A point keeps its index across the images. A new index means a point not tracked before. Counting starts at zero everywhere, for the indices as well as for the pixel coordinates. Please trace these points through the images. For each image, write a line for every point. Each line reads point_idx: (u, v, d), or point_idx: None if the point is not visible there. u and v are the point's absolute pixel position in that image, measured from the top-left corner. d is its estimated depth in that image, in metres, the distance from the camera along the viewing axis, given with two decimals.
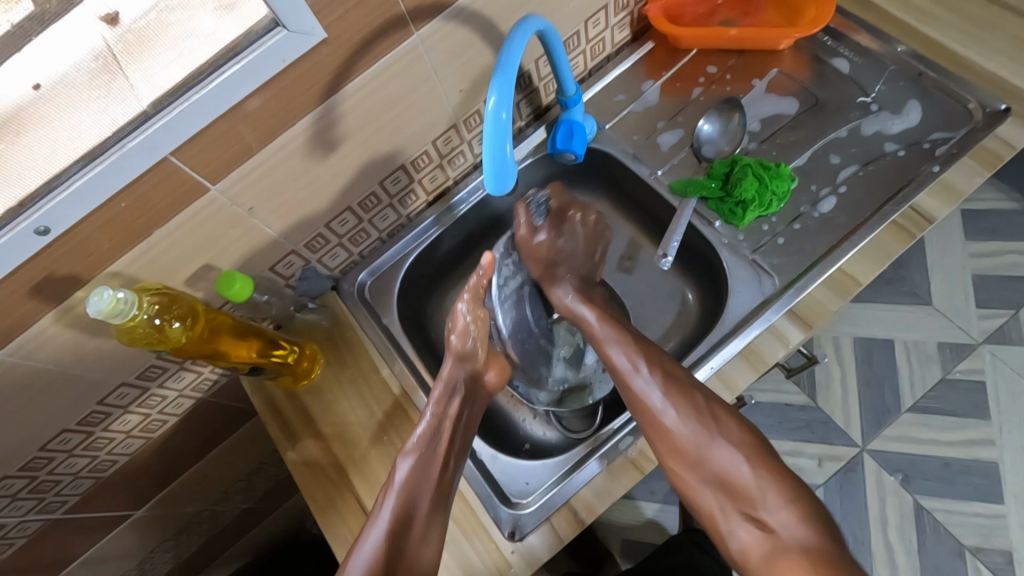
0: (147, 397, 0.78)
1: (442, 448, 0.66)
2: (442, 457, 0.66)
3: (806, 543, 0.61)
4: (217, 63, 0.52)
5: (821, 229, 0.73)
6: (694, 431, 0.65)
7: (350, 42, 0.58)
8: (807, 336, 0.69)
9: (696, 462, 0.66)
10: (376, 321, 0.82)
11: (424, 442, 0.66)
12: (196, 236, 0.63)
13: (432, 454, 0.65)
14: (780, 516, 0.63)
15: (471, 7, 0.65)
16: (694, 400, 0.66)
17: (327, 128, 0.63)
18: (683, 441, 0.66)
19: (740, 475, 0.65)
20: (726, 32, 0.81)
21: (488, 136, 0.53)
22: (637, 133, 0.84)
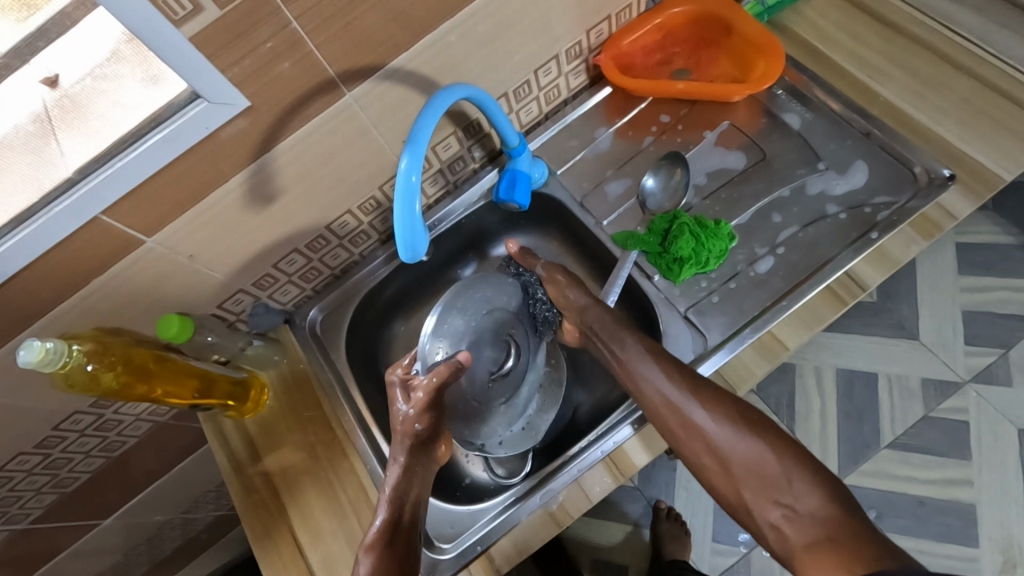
0: (103, 422, 0.82)
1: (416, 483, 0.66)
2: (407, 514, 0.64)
3: (826, 518, 0.53)
4: (139, 132, 0.54)
5: (755, 289, 0.73)
6: (709, 425, 0.61)
7: (279, 106, 0.60)
8: (730, 400, 0.70)
9: (700, 447, 0.61)
10: (324, 357, 0.85)
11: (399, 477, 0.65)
12: (137, 282, 0.66)
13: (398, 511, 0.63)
14: (796, 490, 0.55)
15: (406, 67, 0.66)
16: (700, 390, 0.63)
17: (263, 182, 0.66)
18: (689, 438, 0.61)
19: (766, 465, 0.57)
20: (676, 85, 0.82)
21: (398, 200, 0.55)
22: (587, 180, 0.85)
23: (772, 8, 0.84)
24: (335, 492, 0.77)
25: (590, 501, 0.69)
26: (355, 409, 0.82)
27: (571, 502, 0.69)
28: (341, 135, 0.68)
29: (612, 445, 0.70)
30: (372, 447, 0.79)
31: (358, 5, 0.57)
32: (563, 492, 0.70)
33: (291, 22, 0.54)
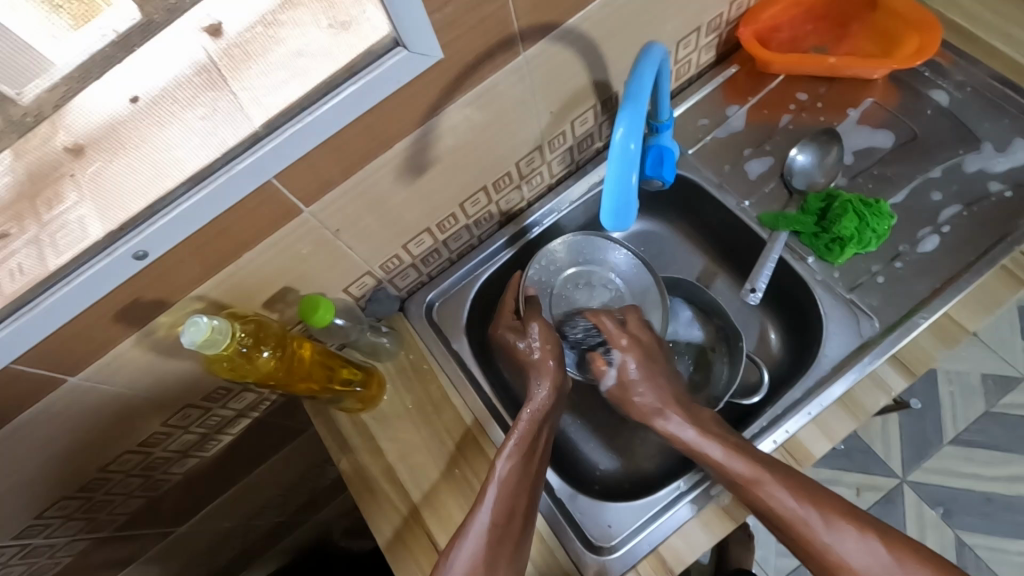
0: (207, 418, 0.75)
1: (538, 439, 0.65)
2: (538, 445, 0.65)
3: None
4: (333, 83, 0.49)
5: (923, 269, 0.70)
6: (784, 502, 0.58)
7: (461, 63, 0.55)
8: (909, 385, 0.66)
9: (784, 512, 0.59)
10: (445, 345, 0.79)
11: (522, 446, 0.63)
12: (281, 258, 0.60)
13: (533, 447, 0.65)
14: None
15: (578, 28, 0.62)
16: (782, 472, 0.59)
17: (422, 151, 0.61)
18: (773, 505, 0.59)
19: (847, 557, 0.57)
20: (820, 60, 0.78)
21: (613, 167, 0.50)
22: (723, 159, 0.81)
23: None
24: (473, 490, 0.71)
25: None
26: (485, 401, 0.76)
27: None
28: (503, 101, 0.63)
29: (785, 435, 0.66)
30: None
31: None
32: None
33: None
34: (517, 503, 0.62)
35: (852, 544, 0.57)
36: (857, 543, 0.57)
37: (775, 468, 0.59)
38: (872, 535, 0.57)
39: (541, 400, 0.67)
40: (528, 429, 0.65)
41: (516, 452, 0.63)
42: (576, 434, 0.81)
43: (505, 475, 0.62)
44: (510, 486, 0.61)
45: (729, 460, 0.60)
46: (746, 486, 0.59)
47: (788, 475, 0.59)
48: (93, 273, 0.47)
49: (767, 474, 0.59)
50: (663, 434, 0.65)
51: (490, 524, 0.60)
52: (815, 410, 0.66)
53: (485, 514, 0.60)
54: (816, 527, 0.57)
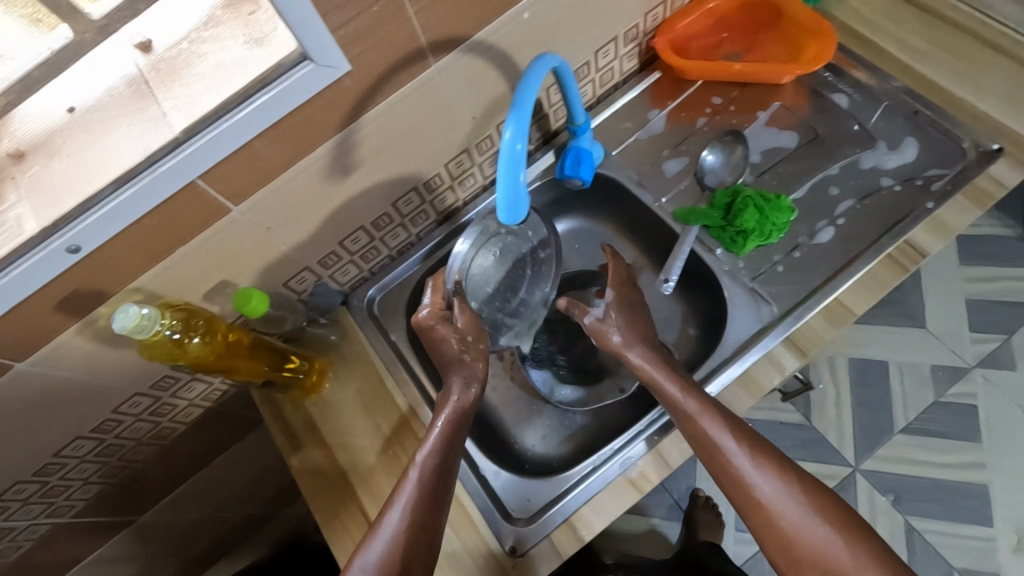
0: (159, 406, 0.80)
1: (454, 446, 0.68)
2: (453, 449, 0.68)
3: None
4: (247, 93, 0.54)
5: (819, 258, 0.76)
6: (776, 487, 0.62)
7: (372, 74, 0.60)
8: (802, 363, 0.71)
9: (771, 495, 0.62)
10: (385, 336, 0.84)
11: (434, 455, 0.66)
12: (217, 253, 0.65)
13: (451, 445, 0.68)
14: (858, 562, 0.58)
15: (487, 41, 0.67)
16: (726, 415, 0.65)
17: (345, 153, 0.66)
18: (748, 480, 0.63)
19: (838, 551, 0.59)
20: (730, 67, 0.84)
21: (503, 165, 0.55)
22: (643, 160, 0.87)
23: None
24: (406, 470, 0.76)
25: (670, 467, 0.70)
26: (420, 389, 0.81)
27: (650, 469, 0.70)
28: (421, 107, 0.68)
29: None
30: None
31: None
32: (639, 459, 0.71)
33: None
34: (430, 510, 0.64)
35: (767, 480, 0.62)
36: (773, 479, 0.62)
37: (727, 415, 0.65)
38: (785, 472, 0.63)
39: (457, 405, 0.70)
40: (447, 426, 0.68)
41: (439, 447, 0.67)
42: (509, 418, 0.86)
43: (419, 475, 0.65)
44: (421, 488, 0.64)
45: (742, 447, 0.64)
46: (705, 420, 0.65)
47: (733, 420, 0.65)
48: (29, 265, 0.52)
49: (713, 412, 0.65)
50: (701, 438, 0.64)
51: (401, 527, 0.62)
52: (717, 389, 0.72)
53: (394, 518, 0.63)
54: (744, 463, 0.63)
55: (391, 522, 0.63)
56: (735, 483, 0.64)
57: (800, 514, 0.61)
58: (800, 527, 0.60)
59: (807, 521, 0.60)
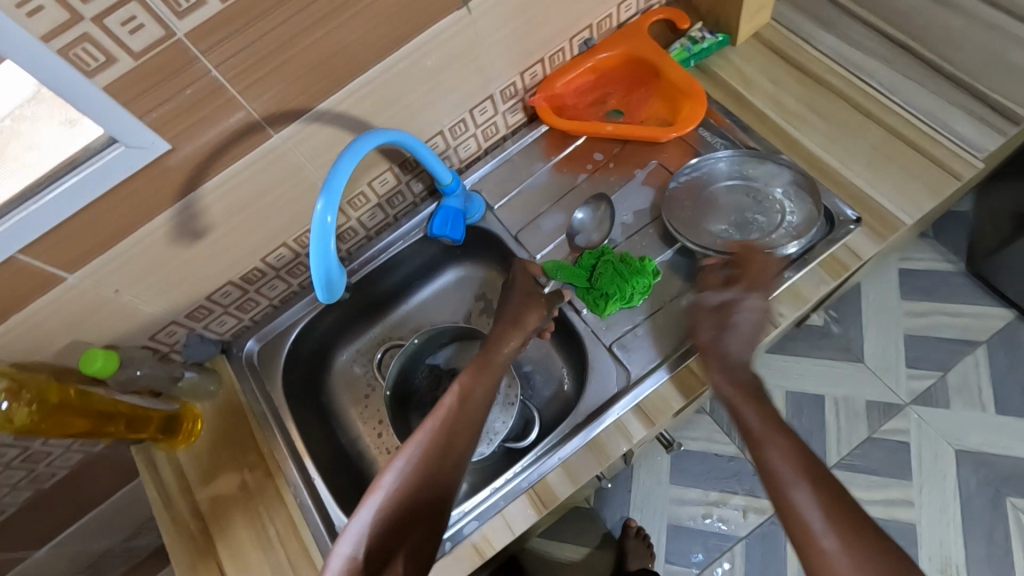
0: (30, 453, 0.81)
1: (459, 422, 0.67)
2: (461, 428, 0.67)
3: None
4: (56, 174, 0.55)
5: (676, 323, 0.76)
6: (803, 491, 0.57)
7: (201, 149, 0.61)
8: (648, 431, 0.72)
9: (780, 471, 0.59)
10: (259, 387, 0.85)
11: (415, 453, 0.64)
12: (58, 318, 0.66)
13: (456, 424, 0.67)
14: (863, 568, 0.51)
15: (335, 109, 0.68)
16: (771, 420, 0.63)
17: (191, 219, 0.67)
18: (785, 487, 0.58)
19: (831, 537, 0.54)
20: (604, 127, 0.86)
21: (313, 241, 0.56)
22: (523, 215, 0.88)
23: (698, 54, 0.88)
24: (263, 525, 0.77)
25: (512, 533, 0.70)
26: (289, 443, 0.81)
27: (493, 534, 0.70)
28: (270, 173, 0.69)
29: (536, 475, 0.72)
30: (303, 477, 0.79)
31: (281, 53, 0.59)
32: (483, 524, 0.71)
33: (210, 71, 0.55)
34: (409, 508, 0.61)
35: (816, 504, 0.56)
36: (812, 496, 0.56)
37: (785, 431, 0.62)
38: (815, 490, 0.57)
39: (466, 378, 0.71)
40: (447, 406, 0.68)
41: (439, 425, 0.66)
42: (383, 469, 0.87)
43: (409, 456, 0.64)
44: (413, 467, 0.63)
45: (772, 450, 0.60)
46: (753, 439, 0.62)
47: (765, 420, 0.63)
48: None
49: (776, 436, 0.61)
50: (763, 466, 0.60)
51: (366, 531, 0.59)
52: (564, 455, 0.72)
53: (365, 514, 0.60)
54: (784, 473, 0.58)
55: (374, 500, 0.61)
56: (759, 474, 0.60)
57: (805, 506, 0.56)
58: (809, 517, 0.55)
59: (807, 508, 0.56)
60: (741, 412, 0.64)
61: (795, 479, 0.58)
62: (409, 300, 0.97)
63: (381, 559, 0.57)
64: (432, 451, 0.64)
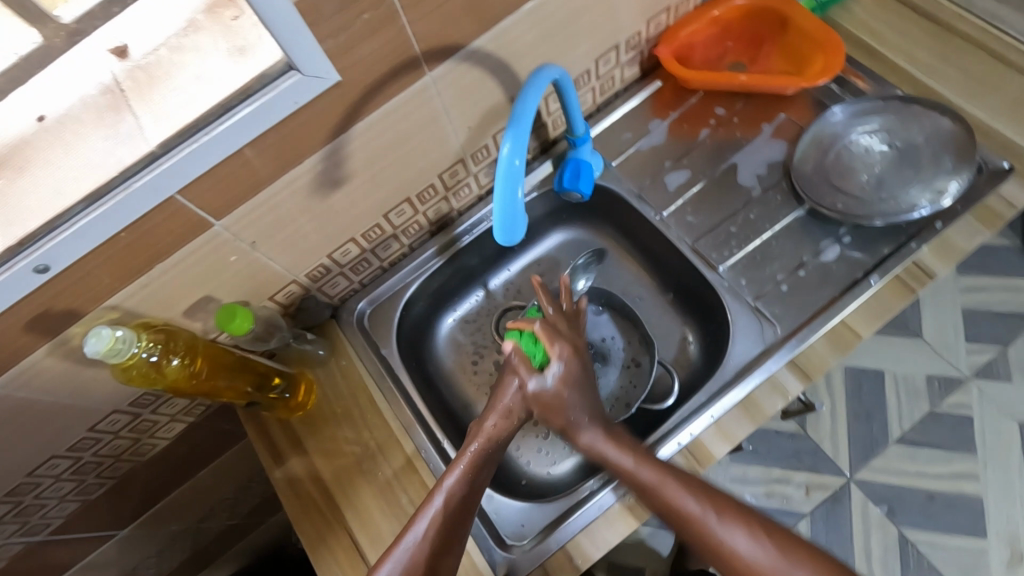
0: (139, 423, 0.77)
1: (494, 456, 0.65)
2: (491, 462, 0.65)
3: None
4: (228, 105, 0.51)
5: (822, 279, 0.74)
6: (751, 548, 0.56)
7: (363, 84, 0.57)
8: (806, 387, 0.69)
9: (736, 544, 0.56)
10: (374, 351, 0.81)
11: (465, 475, 0.63)
12: (198, 269, 0.62)
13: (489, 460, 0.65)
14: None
15: (484, 48, 0.65)
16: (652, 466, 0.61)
17: (334, 166, 0.63)
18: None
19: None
20: (735, 78, 0.82)
21: (500, 182, 0.52)
22: (644, 173, 0.85)
23: (823, 5, 0.85)
24: (394, 493, 0.74)
25: None
26: (412, 407, 0.78)
27: None
28: (413, 118, 0.65)
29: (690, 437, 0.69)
30: (432, 442, 0.76)
31: None
32: None
33: None
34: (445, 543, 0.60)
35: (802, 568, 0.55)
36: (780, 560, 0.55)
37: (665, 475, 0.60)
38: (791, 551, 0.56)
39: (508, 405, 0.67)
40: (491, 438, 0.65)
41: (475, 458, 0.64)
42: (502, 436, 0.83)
43: (444, 500, 0.61)
44: (450, 509, 0.61)
45: (718, 519, 0.57)
46: (657, 492, 0.60)
47: (690, 478, 0.60)
48: None
49: (671, 479, 0.60)
50: (665, 512, 0.59)
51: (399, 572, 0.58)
52: (718, 414, 0.70)
53: (419, 532, 0.60)
54: (686, 508, 0.58)
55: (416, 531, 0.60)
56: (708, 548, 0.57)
57: (763, 563, 0.55)
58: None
59: (736, 546, 0.56)
60: (614, 460, 0.63)
61: (738, 538, 0.56)
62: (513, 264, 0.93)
63: None
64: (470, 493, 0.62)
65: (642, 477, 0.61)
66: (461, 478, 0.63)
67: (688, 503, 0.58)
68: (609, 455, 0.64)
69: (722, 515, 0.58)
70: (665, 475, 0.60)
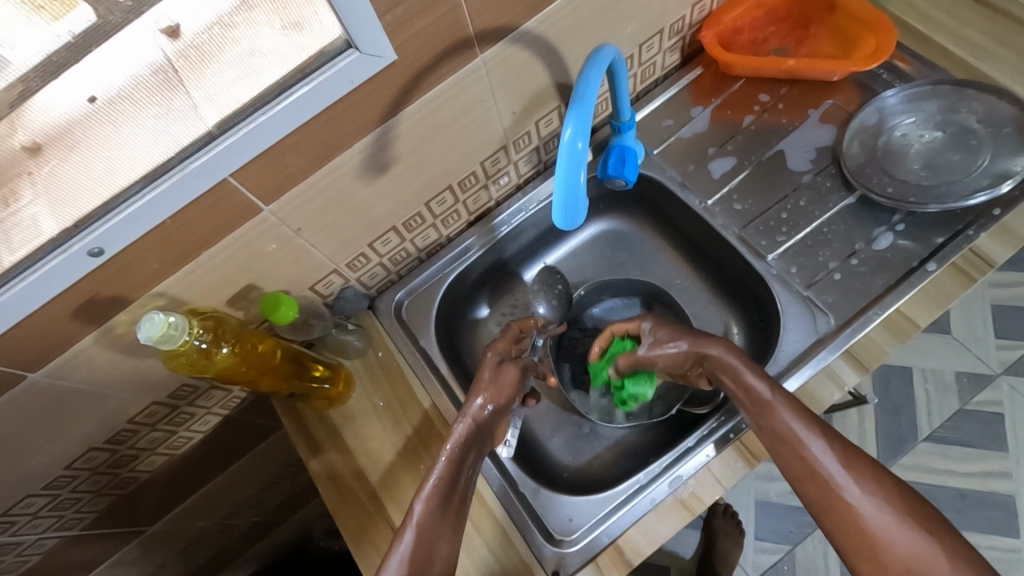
0: (175, 415, 0.76)
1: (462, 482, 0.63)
2: (461, 486, 0.63)
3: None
4: (287, 84, 0.51)
5: (877, 267, 0.72)
6: (892, 525, 0.52)
7: (417, 65, 0.56)
8: (862, 378, 0.68)
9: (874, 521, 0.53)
10: (412, 341, 0.80)
11: (433, 501, 0.61)
12: (246, 254, 0.61)
13: (457, 482, 0.63)
14: None
15: (535, 30, 0.63)
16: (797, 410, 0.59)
17: (381, 150, 0.62)
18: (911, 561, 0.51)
19: None
20: (783, 63, 0.80)
21: (561, 164, 0.51)
22: (687, 160, 0.83)
23: None
24: None
25: (724, 487, 0.66)
26: (453, 398, 0.77)
27: (703, 489, 0.66)
28: (461, 101, 0.64)
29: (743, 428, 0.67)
30: None
31: None
32: (690, 479, 0.66)
33: None
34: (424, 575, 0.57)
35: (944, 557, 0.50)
36: (880, 505, 0.53)
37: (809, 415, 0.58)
38: (899, 509, 0.53)
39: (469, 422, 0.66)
40: (450, 461, 0.63)
41: (438, 485, 0.61)
42: (542, 430, 0.82)
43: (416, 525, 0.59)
44: (420, 535, 0.59)
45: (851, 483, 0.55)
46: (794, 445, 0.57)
47: (816, 420, 0.58)
48: (50, 270, 0.48)
49: (815, 433, 0.57)
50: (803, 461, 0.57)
51: None
52: None
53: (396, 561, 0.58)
54: (830, 466, 0.56)
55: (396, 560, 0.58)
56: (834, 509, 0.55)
57: (904, 547, 0.51)
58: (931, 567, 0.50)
59: (880, 522, 0.53)
60: (748, 382, 0.61)
61: (879, 509, 0.53)
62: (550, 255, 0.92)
63: None
64: (441, 520, 0.60)
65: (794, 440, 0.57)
66: (426, 506, 0.60)
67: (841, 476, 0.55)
68: (735, 364, 0.62)
69: (835, 452, 0.57)
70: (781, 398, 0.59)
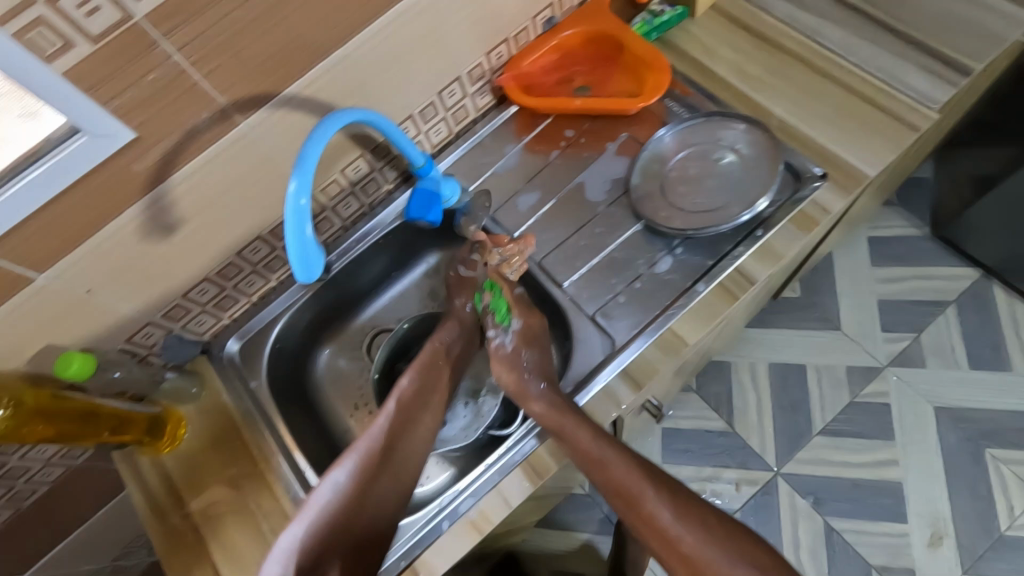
0: (9, 469, 0.79)
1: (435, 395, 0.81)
2: (418, 413, 0.79)
3: None
4: (21, 167, 0.55)
5: (656, 288, 0.77)
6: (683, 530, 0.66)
7: (168, 137, 0.61)
8: (636, 395, 0.73)
9: (688, 546, 0.65)
10: (243, 386, 0.84)
11: (397, 413, 0.78)
12: (33, 318, 0.64)
13: (413, 412, 0.79)
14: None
15: (302, 94, 0.68)
16: (655, 494, 0.69)
17: (161, 213, 0.66)
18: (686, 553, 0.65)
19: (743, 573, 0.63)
20: (571, 102, 0.86)
21: (289, 222, 0.56)
22: (499, 195, 0.88)
23: (659, 27, 0.89)
24: (257, 525, 0.75)
25: (510, 506, 0.70)
26: (277, 438, 0.80)
27: (491, 509, 0.70)
28: (239, 163, 0.68)
29: (530, 448, 0.73)
30: (296, 471, 0.78)
31: (240, 37, 0.58)
32: (481, 499, 0.71)
33: (172, 55, 0.55)
34: (373, 472, 0.73)
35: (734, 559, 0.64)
36: (697, 526, 0.66)
37: (623, 457, 0.71)
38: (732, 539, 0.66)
39: (426, 360, 0.83)
40: (407, 392, 0.80)
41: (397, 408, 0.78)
42: None
43: (382, 427, 0.77)
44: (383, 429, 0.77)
45: (672, 520, 0.67)
46: (624, 497, 0.69)
47: (636, 470, 0.71)
48: None
49: (647, 493, 0.69)
50: (644, 519, 0.68)
51: (340, 484, 0.72)
52: None
53: (336, 480, 0.72)
54: (646, 503, 0.68)
55: (338, 475, 0.73)
56: (660, 540, 0.67)
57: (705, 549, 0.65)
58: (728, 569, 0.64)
59: (689, 548, 0.65)
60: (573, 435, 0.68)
61: (696, 533, 0.66)
62: (392, 288, 0.96)
63: (345, 521, 0.70)
64: (400, 427, 0.77)
65: (647, 525, 0.67)
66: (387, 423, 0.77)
67: (668, 518, 0.67)
68: (566, 426, 0.69)
69: (674, 509, 0.68)
70: (604, 451, 0.69)
